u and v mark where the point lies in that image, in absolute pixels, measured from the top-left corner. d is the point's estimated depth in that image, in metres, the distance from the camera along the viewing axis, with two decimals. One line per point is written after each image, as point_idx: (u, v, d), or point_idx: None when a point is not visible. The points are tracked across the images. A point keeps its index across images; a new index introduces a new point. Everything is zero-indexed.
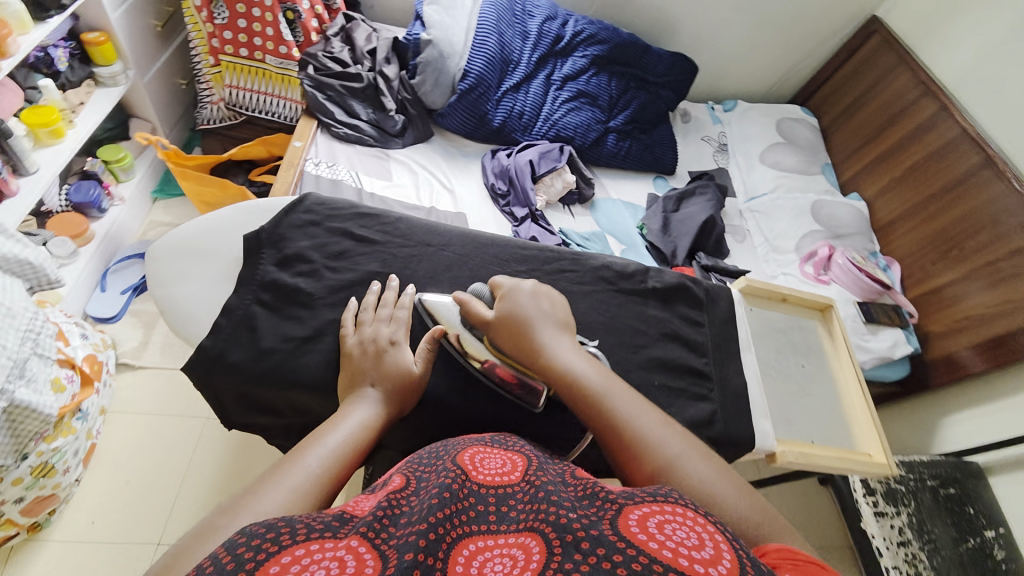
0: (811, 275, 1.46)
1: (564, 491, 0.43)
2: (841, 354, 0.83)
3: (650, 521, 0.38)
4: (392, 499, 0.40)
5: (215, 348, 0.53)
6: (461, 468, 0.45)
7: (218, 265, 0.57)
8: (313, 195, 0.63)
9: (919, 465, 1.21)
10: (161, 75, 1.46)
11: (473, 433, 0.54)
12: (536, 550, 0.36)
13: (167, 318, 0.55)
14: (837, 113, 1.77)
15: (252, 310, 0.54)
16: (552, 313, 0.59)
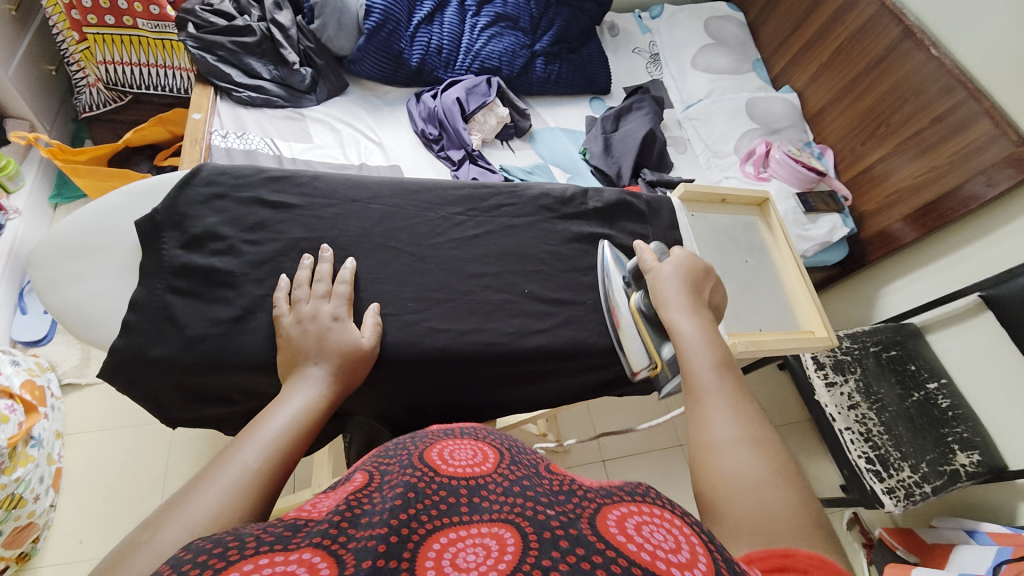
0: (752, 174, 1.48)
1: (540, 485, 0.38)
2: (780, 244, 0.86)
3: (628, 520, 0.34)
4: (352, 501, 0.34)
5: (134, 345, 0.48)
6: (432, 459, 0.40)
7: (112, 260, 0.51)
8: (209, 164, 0.56)
9: (861, 335, 1.32)
10: (24, 63, 1.25)
11: (439, 427, 0.48)
12: (512, 541, 0.31)
13: (67, 322, 0.50)
14: (763, 4, 1.73)
15: (167, 299, 0.50)
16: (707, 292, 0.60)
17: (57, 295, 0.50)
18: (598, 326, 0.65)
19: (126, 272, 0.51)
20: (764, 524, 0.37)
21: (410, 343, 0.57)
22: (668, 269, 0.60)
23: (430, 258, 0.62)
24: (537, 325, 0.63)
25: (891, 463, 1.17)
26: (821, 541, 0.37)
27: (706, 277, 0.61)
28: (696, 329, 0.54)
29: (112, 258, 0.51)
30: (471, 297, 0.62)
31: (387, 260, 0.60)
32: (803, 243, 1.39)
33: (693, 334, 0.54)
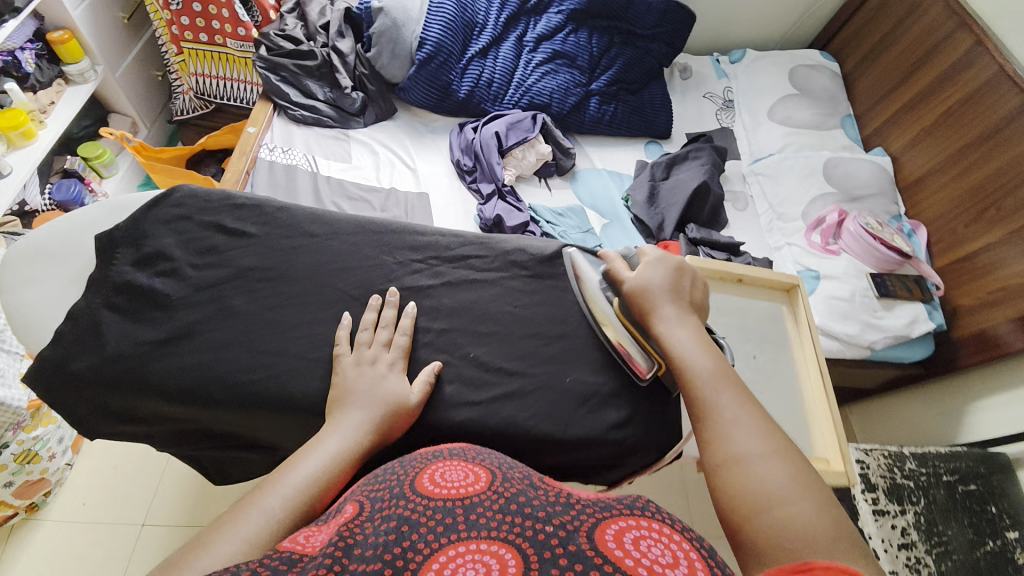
0: (818, 245, 1.30)
1: (536, 501, 0.42)
2: (804, 342, 0.74)
3: (625, 536, 0.38)
4: (346, 531, 0.37)
5: (58, 355, 0.51)
6: (423, 487, 0.44)
7: (69, 269, 0.54)
8: (184, 187, 0.59)
9: (932, 458, 1.08)
10: (134, 68, 1.46)
11: (429, 449, 0.52)
12: (512, 563, 0.34)
13: (14, 324, 0.53)
14: (862, 56, 1.55)
15: (99, 314, 0.52)
16: (689, 291, 0.57)
17: (13, 296, 0.53)
18: (543, 406, 0.58)
19: (77, 283, 0.54)
20: (806, 534, 0.40)
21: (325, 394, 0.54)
22: (647, 274, 0.57)
23: (375, 304, 0.59)
24: (472, 394, 0.58)
25: None
26: (846, 544, 0.39)
27: (682, 275, 0.57)
28: (691, 341, 0.53)
29: (69, 267, 0.54)
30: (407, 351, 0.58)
31: (329, 301, 0.58)
32: (870, 332, 1.18)
33: (689, 348, 0.53)
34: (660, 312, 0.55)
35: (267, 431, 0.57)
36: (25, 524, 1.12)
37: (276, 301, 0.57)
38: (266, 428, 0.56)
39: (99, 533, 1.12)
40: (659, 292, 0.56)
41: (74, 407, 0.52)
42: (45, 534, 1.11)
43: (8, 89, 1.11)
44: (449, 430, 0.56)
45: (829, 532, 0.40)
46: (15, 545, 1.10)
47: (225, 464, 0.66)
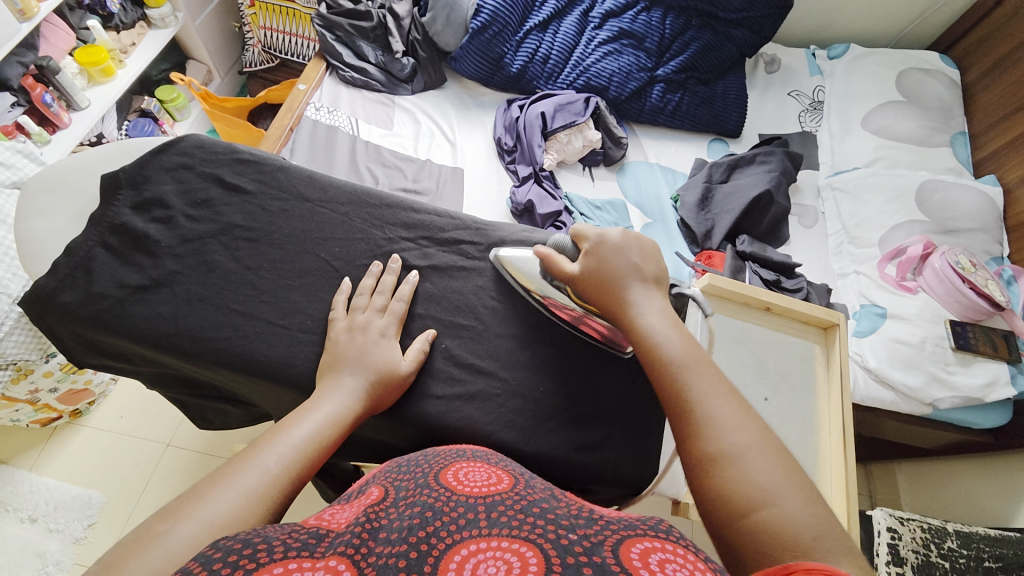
0: (892, 278, 1.13)
1: (560, 508, 0.39)
2: (833, 392, 0.64)
3: (651, 555, 0.32)
4: (370, 515, 0.37)
5: (51, 286, 0.52)
6: (446, 480, 0.43)
7: (78, 204, 0.57)
8: (193, 137, 0.60)
9: (977, 539, 0.91)
10: (213, 18, 1.53)
11: (453, 448, 0.49)
12: (533, 559, 0.31)
13: (21, 249, 0.55)
14: (989, 65, 1.30)
15: (93, 252, 0.54)
16: (642, 266, 0.52)
17: (25, 223, 0.56)
18: (507, 414, 0.54)
19: (80, 218, 0.56)
20: (797, 534, 0.36)
21: (288, 362, 0.53)
22: (598, 256, 0.52)
23: (354, 279, 0.57)
24: (434, 387, 0.54)
25: None
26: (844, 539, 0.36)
27: (632, 247, 0.53)
28: (660, 322, 0.48)
29: (75, 203, 0.57)
30: None
31: (309, 269, 0.57)
32: (937, 387, 1.01)
33: (657, 329, 0.48)
34: (622, 291, 0.50)
35: (238, 389, 0.58)
36: (68, 427, 1.24)
37: (256, 262, 0.56)
38: (236, 386, 0.57)
39: (128, 446, 1.24)
40: (614, 270, 0.51)
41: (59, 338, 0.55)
42: (85, 438, 1.24)
43: (91, 25, 1.20)
44: (405, 421, 0.53)
45: (828, 527, 0.36)
46: (60, 443, 1.23)
47: (208, 411, 0.68)
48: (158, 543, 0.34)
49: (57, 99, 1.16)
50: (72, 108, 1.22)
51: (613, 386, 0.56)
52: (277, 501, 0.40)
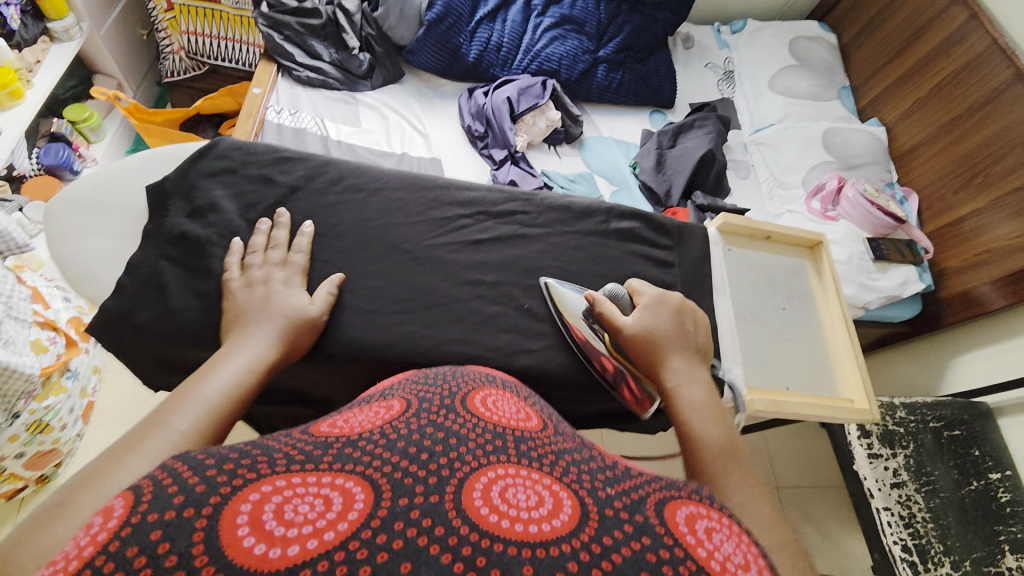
0: (818, 211, 1.35)
1: (592, 458, 0.37)
2: (829, 295, 0.79)
3: (696, 521, 0.31)
4: (386, 429, 0.34)
5: (122, 307, 0.55)
6: (473, 405, 0.40)
7: (120, 222, 0.58)
8: (227, 139, 0.61)
9: (921, 406, 1.18)
10: (118, 27, 1.39)
11: (484, 373, 0.49)
12: (567, 508, 0.30)
13: (67, 274, 0.57)
14: (859, 29, 1.58)
15: (159, 266, 0.55)
16: (692, 337, 0.55)
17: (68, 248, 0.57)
18: None
19: (130, 236, 0.58)
20: None
21: (385, 343, 0.57)
22: (651, 311, 0.56)
23: (426, 258, 0.62)
24: (527, 342, 0.61)
25: (931, 556, 1.04)
26: None
27: (684, 315, 0.57)
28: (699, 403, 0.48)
29: (118, 220, 0.58)
30: (461, 303, 0.61)
31: (381, 254, 0.61)
32: (866, 293, 1.24)
33: (694, 404, 0.48)
34: (669, 354, 0.53)
35: (324, 386, 0.60)
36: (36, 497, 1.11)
37: (329, 255, 0.59)
38: (325, 381, 0.59)
39: None
40: (663, 338, 0.53)
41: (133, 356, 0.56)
42: None
43: None
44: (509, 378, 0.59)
45: None
46: None
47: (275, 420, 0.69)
48: (107, 483, 0.32)
49: None
50: None
51: None
52: (214, 434, 0.39)
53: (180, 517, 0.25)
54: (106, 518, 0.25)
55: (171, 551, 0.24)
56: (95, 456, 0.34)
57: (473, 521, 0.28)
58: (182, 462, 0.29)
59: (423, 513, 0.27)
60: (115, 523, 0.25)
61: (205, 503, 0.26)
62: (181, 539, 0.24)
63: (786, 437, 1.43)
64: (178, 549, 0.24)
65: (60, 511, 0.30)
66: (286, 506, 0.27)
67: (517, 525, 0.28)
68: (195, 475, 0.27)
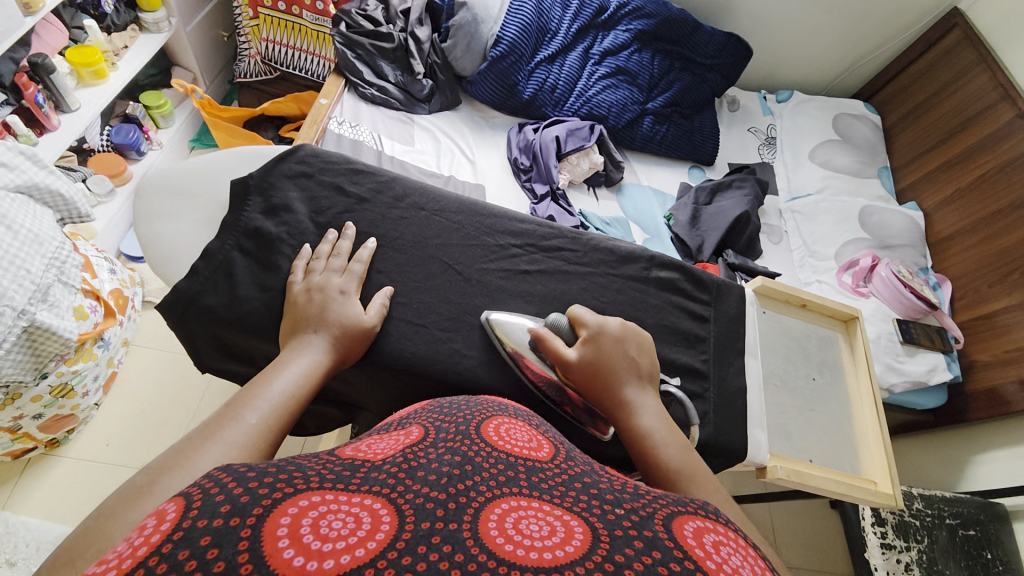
0: (848, 286, 1.35)
1: (604, 482, 0.35)
2: (859, 371, 0.79)
3: (705, 535, 0.30)
4: (408, 454, 0.34)
5: (192, 289, 0.59)
6: (488, 433, 0.39)
7: (203, 210, 0.64)
8: (308, 146, 0.67)
9: (939, 501, 1.13)
10: (203, 26, 1.49)
11: (496, 402, 0.47)
12: (578, 531, 0.29)
13: (149, 251, 0.64)
14: (904, 113, 1.62)
15: (231, 256, 0.61)
16: (639, 362, 0.55)
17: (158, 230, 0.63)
18: None
19: (207, 224, 0.64)
20: None
21: (424, 358, 0.60)
22: (595, 344, 0.54)
23: (476, 281, 0.65)
24: None
25: None
26: None
27: (628, 339, 0.56)
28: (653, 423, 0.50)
29: (200, 210, 0.65)
30: (502, 329, 0.63)
31: (435, 272, 0.64)
32: (892, 374, 1.22)
33: (652, 431, 0.49)
34: (619, 387, 0.52)
35: (361, 388, 0.63)
36: (44, 459, 1.13)
37: (385, 266, 0.63)
38: (364, 384, 0.62)
39: (115, 477, 1.12)
40: (611, 365, 0.53)
41: (194, 336, 0.61)
42: (62, 470, 1.12)
43: (88, 25, 1.17)
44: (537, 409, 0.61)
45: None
46: (33, 477, 1.11)
47: (303, 417, 0.71)
48: (185, 469, 0.36)
49: (48, 101, 1.12)
50: (61, 110, 1.17)
51: (695, 370, 0.67)
52: (271, 441, 0.43)
53: (228, 525, 0.25)
54: (160, 520, 0.26)
55: (219, 557, 0.24)
56: (178, 439, 0.39)
57: (490, 547, 0.26)
58: (228, 472, 0.30)
59: (444, 538, 0.27)
60: (167, 527, 0.25)
61: (249, 513, 0.26)
62: (228, 546, 0.24)
63: (794, 512, 1.38)
64: (225, 556, 0.24)
65: (147, 489, 0.35)
66: (320, 522, 0.27)
67: (533, 552, 0.27)
68: (239, 485, 0.28)
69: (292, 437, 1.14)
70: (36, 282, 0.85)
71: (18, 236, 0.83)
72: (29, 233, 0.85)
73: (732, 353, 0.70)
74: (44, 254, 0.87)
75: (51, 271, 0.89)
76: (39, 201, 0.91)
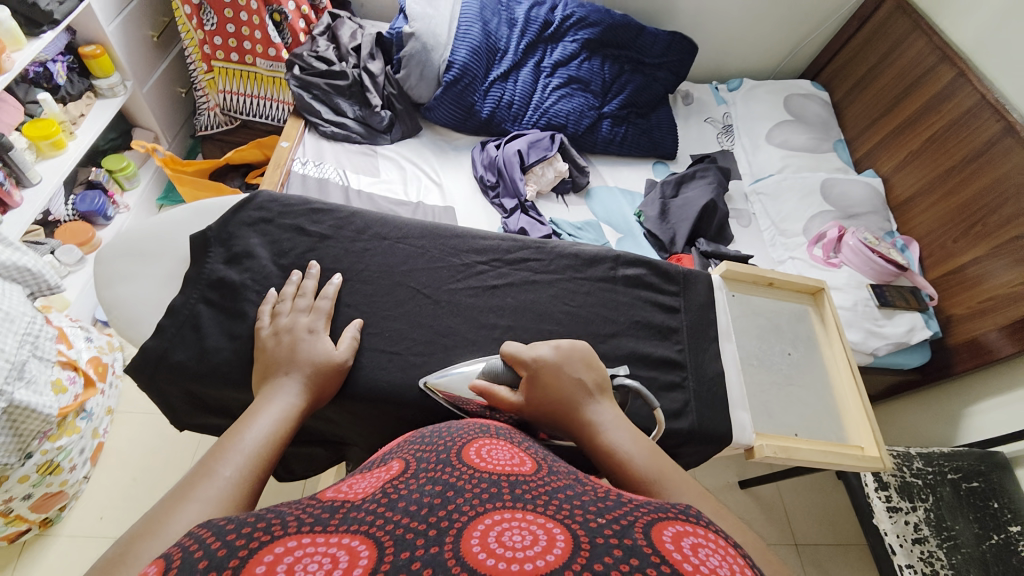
0: (820, 258, 1.38)
1: (585, 491, 0.36)
2: (833, 340, 0.81)
3: (683, 539, 0.30)
4: (388, 490, 0.35)
5: (161, 347, 0.60)
6: (469, 456, 0.40)
7: (165, 268, 0.65)
8: (265, 193, 0.68)
9: (937, 457, 1.15)
10: (160, 84, 1.51)
11: (477, 424, 0.48)
12: (559, 538, 0.29)
13: (113, 315, 0.64)
14: (851, 86, 1.67)
15: (197, 309, 0.61)
16: (588, 378, 0.55)
17: (121, 292, 0.64)
18: None
19: (171, 281, 0.65)
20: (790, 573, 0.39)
21: (402, 384, 0.60)
22: (542, 373, 0.54)
23: (445, 302, 0.66)
24: None
25: None
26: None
27: (574, 357, 0.56)
28: (613, 433, 0.51)
29: (163, 268, 0.65)
30: (475, 346, 0.64)
31: (403, 298, 0.65)
32: (873, 339, 1.24)
33: (618, 444, 0.50)
34: (575, 409, 0.52)
35: (343, 424, 0.63)
36: (39, 539, 1.10)
37: (354, 299, 0.64)
38: (346, 420, 0.62)
39: None
40: (562, 389, 0.53)
41: (169, 395, 0.61)
42: (58, 550, 1.09)
43: (42, 99, 1.18)
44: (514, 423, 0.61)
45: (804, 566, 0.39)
46: (28, 562, 1.07)
47: (291, 460, 0.71)
48: (159, 533, 0.36)
49: (8, 177, 1.12)
50: (23, 185, 1.17)
51: (670, 361, 0.68)
52: (248, 493, 0.43)
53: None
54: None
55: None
56: (153, 504, 0.39)
57: (471, 565, 0.27)
58: (208, 527, 0.30)
59: (424, 563, 0.27)
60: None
61: (225, 566, 0.27)
62: None
63: (801, 489, 1.39)
64: None
65: (121, 559, 0.34)
66: (298, 565, 0.27)
67: (513, 565, 0.27)
68: (218, 539, 0.29)
69: (291, 482, 1.13)
70: (11, 359, 0.84)
71: None
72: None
73: (706, 340, 0.72)
74: (17, 331, 0.87)
75: (25, 347, 0.89)
76: (6, 278, 0.91)
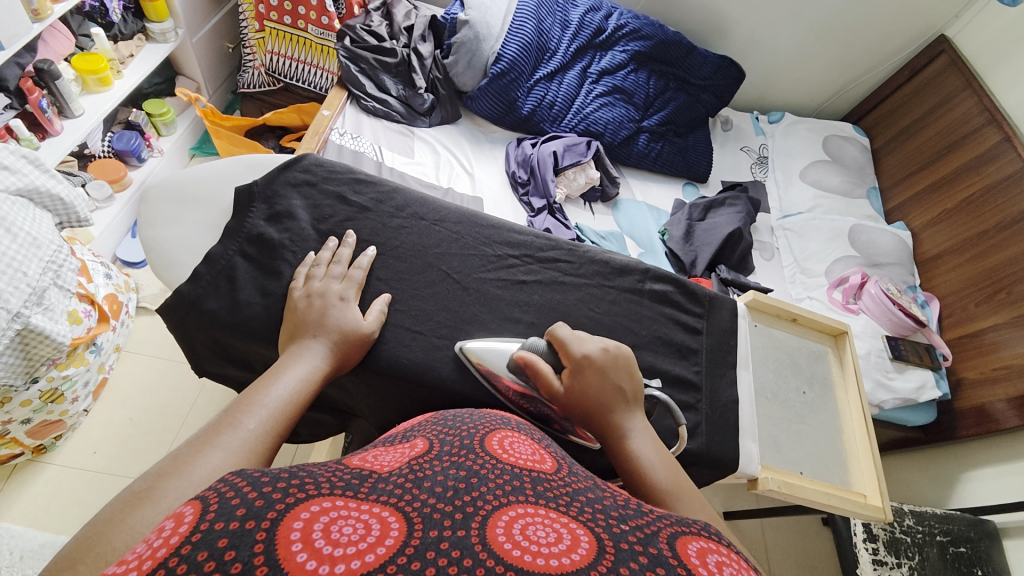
0: (839, 302, 1.37)
1: (607, 497, 0.36)
2: (848, 384, 0.81)
3: (708, 554, 0.30)
4: (414, 466, 0.35)
5: (194, 293, 0.60)
6: (492, 446, 0.39)
7: (206, 216, 0.66)
8: (313, 156, 0.69)
9: (929, 517, 1.15)
10: (210, 36, 1.52)
11: (499, 414, 0.47)
12: (583, 541, 0.29)
13: (151, 256, 0.65)
14: (894, 134, 1.66)
15: (234, 261, 0.62)
16: (624, 385, 0.54)
17: (161, 233, 0.65)
18: None
19: (210, 229, 0.65)
20: None
21: (421, 365, 0.60)
22: (579, 370, 0.54)
23: (473, 290, 0.66)
24: None
25: None
26: None
27: (616, 363, 0.55)
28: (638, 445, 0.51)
29: (204, 216, 0.66)
30: (495, 335, 0.64)
31: (433, 280, 0.65)
32: (881, 392, 1.24)
33: (641, 453, 0.50)
34: (606, 411, 0.52)
35: (357, 395, 0.64)
36: (30, 465, 1.11)
37: (385, 274, 0.64)
38: (361, 392, 0.63)
39: (103, 484, 1.11)
40: (596, 391, 0.53)
41: (195, 341, 0.62)
42: (48, 477, 1.10)
43: (94, 34, 1.20)
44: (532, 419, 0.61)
45: None
46: (18, 484, 1.09)
47: (298, 424, 0.72)
48: (184, 476, 0.37)
49: (51, 105, 1.13)
50: (64, 115, 1.18)
51: (688, 380, 0.68)
52: (268, 449, 0.43)
53: (243, 528, 0.25)
54: (177, 523, 0.26)
55: (236, 559, 0.24)
56: (178, 446, 0.39)
57: (499, 553, 0.27)
58: (243, 475, 0.30)
59: (453, 544, 0.27)
60: (186, 527, 0.26)
61: (263, 516, 0.26)
62: (244, 547, 0.24)
63: (785, 528, 1.38)
64: (241, 557, 0.24)
65: (147, 495, 0.35)
66: (332, 527, 0.27)
67: (540, 559, 0.27)
68: (253, 488, 0.28)
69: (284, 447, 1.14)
70: (32, 285, 0.85)
71: (16, 239, 0.83)
72: (28, 236, 0.86)
73: (725, 367, 0.72)
74: (42, 257, 0.88)
75: (48, 275, 0.89)
76: (38, 204, 0.92)
